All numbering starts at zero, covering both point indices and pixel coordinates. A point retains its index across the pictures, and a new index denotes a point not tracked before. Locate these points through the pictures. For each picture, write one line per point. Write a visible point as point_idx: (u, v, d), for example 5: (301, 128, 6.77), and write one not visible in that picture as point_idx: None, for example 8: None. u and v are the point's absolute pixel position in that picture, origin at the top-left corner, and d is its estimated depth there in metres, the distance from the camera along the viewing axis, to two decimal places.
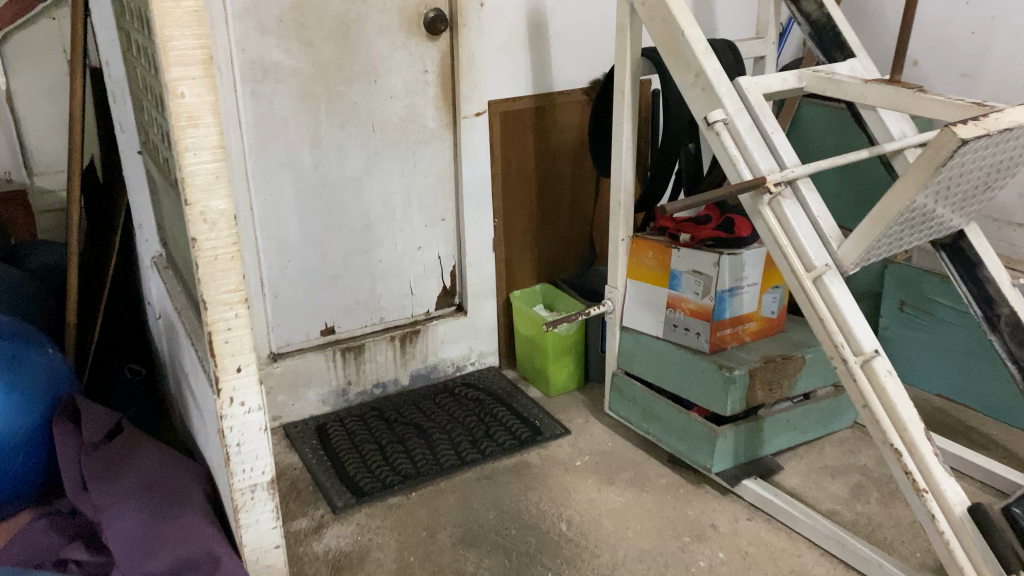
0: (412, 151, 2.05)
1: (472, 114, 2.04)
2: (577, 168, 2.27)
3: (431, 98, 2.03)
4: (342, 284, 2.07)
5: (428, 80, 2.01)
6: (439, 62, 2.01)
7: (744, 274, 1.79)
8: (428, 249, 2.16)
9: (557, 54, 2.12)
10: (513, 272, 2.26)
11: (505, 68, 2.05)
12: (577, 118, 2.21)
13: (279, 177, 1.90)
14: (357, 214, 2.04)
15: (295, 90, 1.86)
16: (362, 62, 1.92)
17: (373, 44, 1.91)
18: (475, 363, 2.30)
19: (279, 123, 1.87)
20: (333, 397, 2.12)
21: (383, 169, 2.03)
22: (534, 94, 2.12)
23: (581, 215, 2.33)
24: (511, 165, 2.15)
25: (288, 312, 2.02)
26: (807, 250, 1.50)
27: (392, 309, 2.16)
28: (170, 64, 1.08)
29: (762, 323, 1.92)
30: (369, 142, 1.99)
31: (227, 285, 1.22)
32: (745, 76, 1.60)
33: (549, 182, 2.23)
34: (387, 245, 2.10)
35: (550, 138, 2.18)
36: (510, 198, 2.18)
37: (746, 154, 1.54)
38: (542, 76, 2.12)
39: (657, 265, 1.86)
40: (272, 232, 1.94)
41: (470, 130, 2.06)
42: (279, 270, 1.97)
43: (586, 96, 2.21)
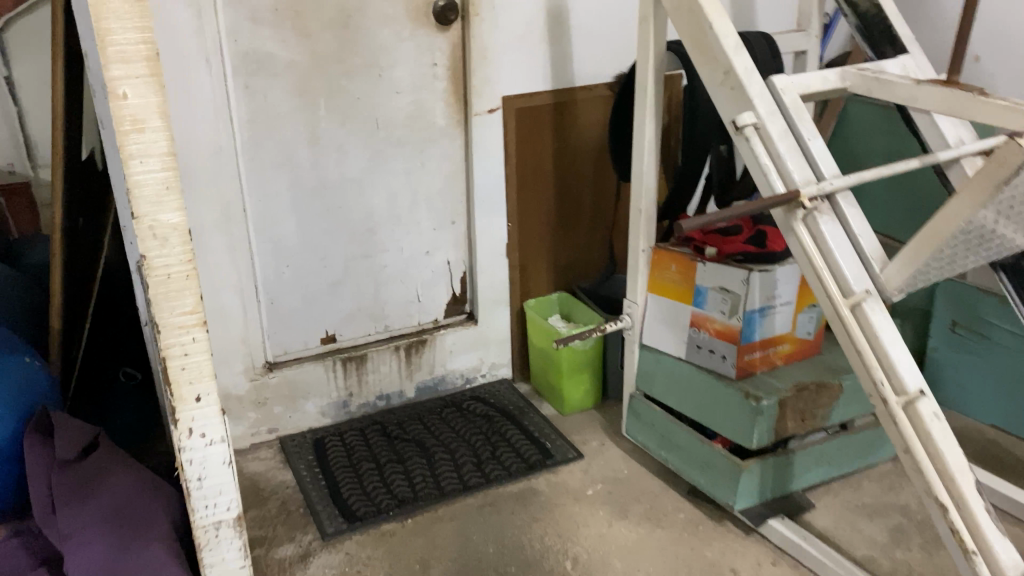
0: (420, 150, 1.92)
1: (483, 110, 1.90)
2: (600, 169, 2.11)
3: (440, 92, 1.89)
4: (344, 290, 1.95)
5: (437, 74, 1.87)
6: (449, 54, 1.86)
7: (777, 292, 1.63)
8: (437, 254, 2.03)
9: (579, 46, 1.95)
10: (529, 279, 2.12)
11: (522, 61, 1.90)
12: (601, 115, 2.05)
13: (274, 177, 1.79)
14: (359, 217, 1.91)
15: (291, 84, 1.74)
16: (365, 54, 1.78)
17: (377, 35, 1.78)
18: (486, 376, 2.17)
19: (273, 120, 1.75)
20: (333, 408, 1.99)
21: (387, 169, 1.90)
22: (553, 89, 1.97)
23: (604, 220, 2.17)
24: (527, 165, 2.00)
25: (285, 319, 1.90)
26: (846, 273, 1.33)
27: (398, 317, 2.03)
28: (108, 60, 0.95)
29: (795, 345, 1.75)
30: (371, 140, 1.86)
31: (182, 307, 1.09)
32: (781, 74, 1.43)
33: (568, 184, 2.08)
34: (393, 250, 1.97)
35: (571, 136, 2.03)
36: (525, 201, 2.04)
37: (779, 164, 1.37)
38: (563, 69, 1.96)
39: (681, 279, 1.70)
40: (269, 235, 1.82)
41: (482, 127, 1.91)
42: (275, 275, 1.86)
43: (611, 91, 2.05)
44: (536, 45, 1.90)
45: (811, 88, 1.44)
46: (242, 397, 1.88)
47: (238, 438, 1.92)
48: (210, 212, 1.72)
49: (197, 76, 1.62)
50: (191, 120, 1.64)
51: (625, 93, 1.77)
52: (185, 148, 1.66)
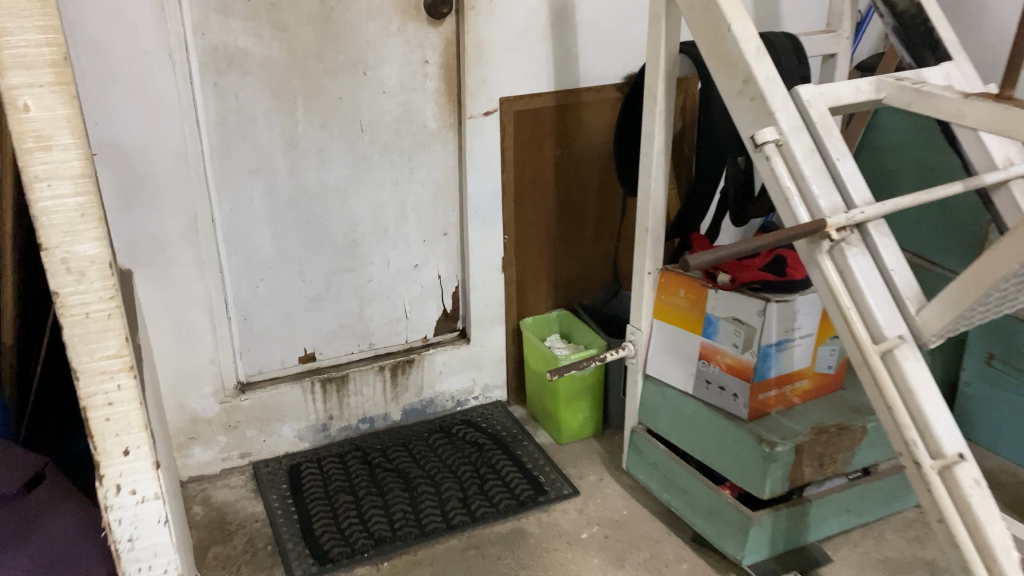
0: (409, 156, 1.77)
1: (479, 113, 1.74)
2: (606, 177, 1.94)
3: (431, 93, 1.73)
4: (324, 305, 1.80)
5: (429, 72, 1.71)
6: (442, 52, 1.70)
7: (797, 323, 1.47)
8: (427, 268, 1.89)
9: (586, 43, 1.78)
10: (526, 295, 1.96)
11: (522, 60, 1.74)
12: (608, 119, 1.88)
13: (247, 184, 1.64)
14: (342, 228, 1.76)
15: (266, 83, 1.59)
16: (348, 50, 1.62)
17: (362, 29, 1.62)
18: (479, 398, 2.01)
19: (247, 121, 1.60)
20: (311, 433, 1.85)
21: (373, 176, 1.75)
22: (556, 91, 1.80)
23: (610, 232, 2.00)
24: (526, 173, 1.84)
25: (261, 337, 1.76)
26: (877, 315, 1.16)
27: (383, 335, 1.89)
28: (5, 66, 0.81)
29: (815, 381, 1.58)
30: (355, 144, 1.71)
31: (105, 349, 0.94)
32: (807, 84, 1.26)
33: (571, 193, 1.91)
34: (378, 263, 1.83)
35: (574, 142, 1.87)
36: (524, 211, 1.88)
37: (803, 188, 1.20)
38: (567, 69, 1.79)
39: (690, 306, 1.54)
40: (242, 246, 1.68)
41: (477, 131, 1.75)
42: (249, 289, 1.71)
43: (620, 94, 1.88)
44: (538, 42, 1.74)
45: (842, 99, 1.27)
46: (211, 420, 1.75)
47: (208, 463, 1.78)
48: (176, 221, 1.58)
49: (159, 75, 1.47)
50: (154, 122, 1.50)
51: (634, 99, 1.59)
52: (148, 153, 1.51)
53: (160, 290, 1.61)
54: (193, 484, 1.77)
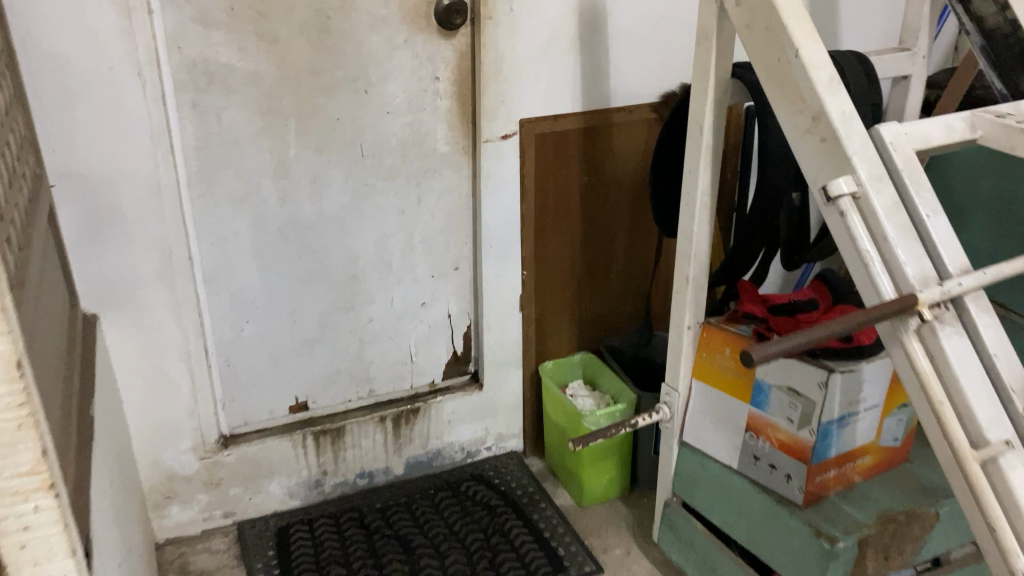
0: (416, 183, 1.55)
1: (497, 136, 1.53)
2: (639, 207, 1.72)
3: (442, 113, 1.52)
4: (318, 349, 1.60)
5: (440, 90, 1.50)
6: (455, 66, 1.50)
7: (862, 395, 1.26)
8: (435, 306, 1.67)
9: (620, 57, 1.56)
10: (546, 336, 1.75)
11: (546, 77, 1.52)
12: (642, 142, 1.66)
13: (231, 217, 1.44)
14: (338, 264, 1.55)
15: (252, 102, 1.38)
16: (348, 64, 1.42)
17: (363, 41, 1.41)
18: (492, 448, 1.81)
19: (230, 146, 1.39)
20: (303, 489, 1.66)
21: (376, 205, 1.54)
22: (584, 111, 1.58)
23: (642, 266, 1.78)
24: (548, 203, 1.63)
25: (247, 382, 1.57)
26: (978, 414, 0.94)
27: (385, 380, 1.68)
28: None
29: (879, 456, 1.37)
30: (355, 169, 1.50)
31: (15, 467, 0.75)
32: (889, 122, 1.04)
33: (599, 225, 1.70)
34: (380, 300, 1.61)
35: (603, 168, 1.65)
36: (545, 245, 1.66)
37: (886, 253, 0.99)
38: (597, 86, 1.57)
39: (735, 368, 1.33)
40: (225, 285, 1.48)
41: (494, 156, 1.54)
42: (233, 332, 1.52)
43: (656, 114, 1.65)
44: (565, 56, 1.52)
45: (931, 140, 1.05)
46: (190, 478, 1.56)
47: (188, 523, 1.60)
48: (148, 260, 1.39)
49: (126, 95, 1.27)
50: (122, 149, 1.30)
51: (676, 126, 1.36)
52: (114, 184, 1.32)
53: (131, 337, 1.42)
54: (170, 547, 1.59)
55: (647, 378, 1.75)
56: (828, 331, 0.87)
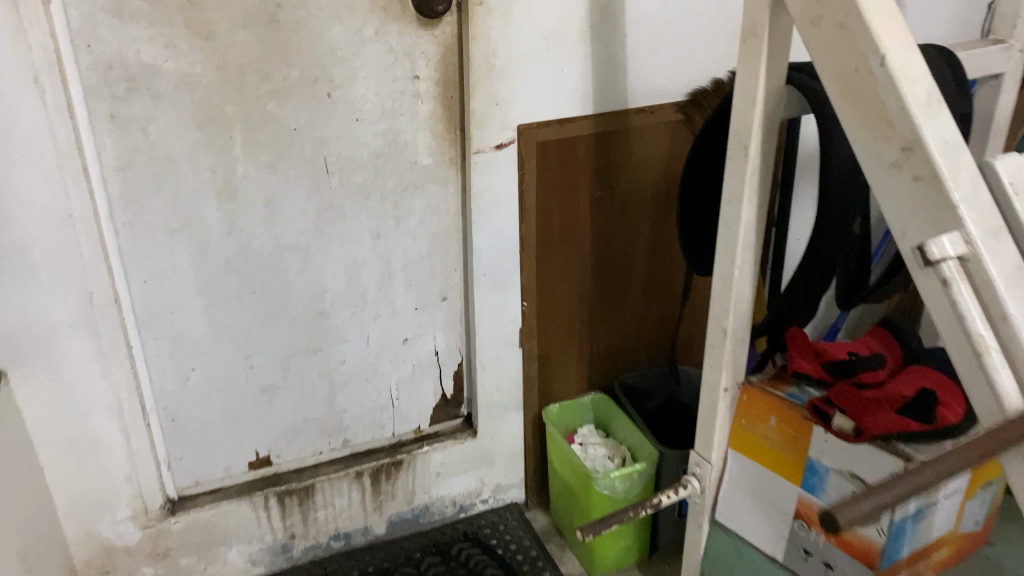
0: (394, 203, 1.30)
1: (491, 145, 1.26)
2: (661, 224, 1.45)
3: (424, 119, 1.26)
4: (281, 398, 1.35)
5: (420, 91, 1.24)
6: (438, 63, 1.23)
7: (944, 482, 1.01)
8: (420, 343, 1.42)
9: (641, 48, 1.28)
10: (552, 376, 1.49)
11: (550, 73, 1.25)
12: (665, 149, 1.39)
13: (166, 248, 1.18)
14: (301, 299, 1.30)
15: (185, 111, 1.12)
16: (306, 62, 1.15)
17: (324, 34, 1.14)
18: (489, 501, 1.57)
19: (161, 165, 1.13)
20: (268, 556, 1.43)
21: (345, 229, 1.28)
22: (596, 114, 1.31)
23: (664, 292, 1.52)
24: (553, 223, 1.37)
25: (196, 439, 1.32)
26: None
27: (362, 430, 1.44)
28: None
29: (956, 546, 1.12)
30: (319, 188, 1.24)
31: None
32: (1010, 153, 0.78)
33: (613, 247, 1.43)
34: (353, 339, 1.36)
35: (618, 181, 1.38)
36: (550, 272, 1.40)
37: (1009, 337, 0.73)
38: (613, 83, 1.30)
39: (783, 441, 1.08)
40: (162, 330, 1.23)
41: (487, 170, 1.28)
42: (175, 383, 1.27)
43: (682, 115, 1.38)
44: (574, 49, 1.25)
45: None
46: (131, 550, 1.33)
47: None
48: (63, 304, 1.13)
49: (20, 106, 1.01)
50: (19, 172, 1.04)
51: (714, 140, 1.09)
52: (13, 215, 1.06)
53: (48, 395, 1.18)
54: None
55: (669, 427, 1.51)
56: (936, 473, 0.62)
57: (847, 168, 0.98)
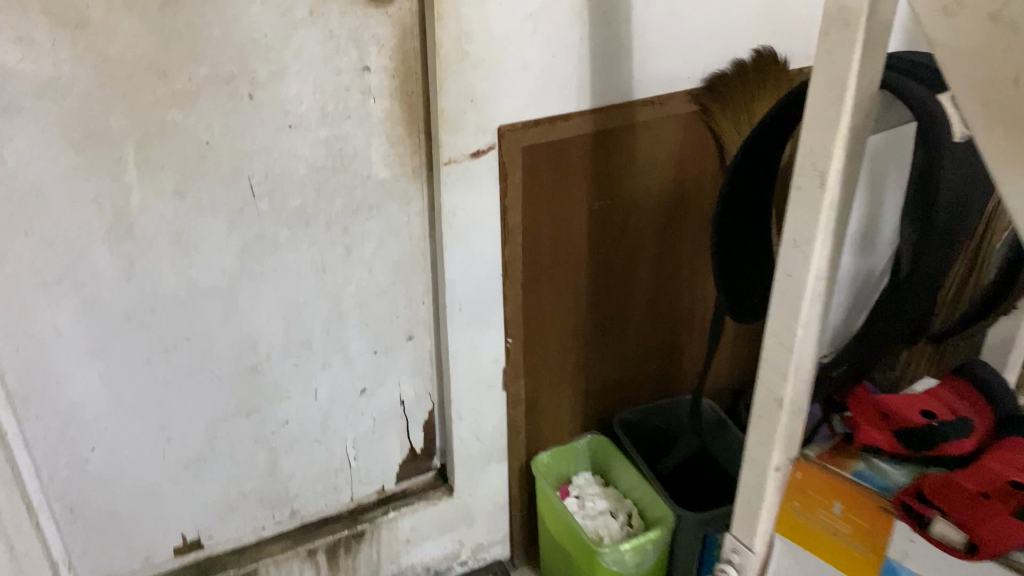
0: (342, 228, 1.02)
1: (465, 153, 1.00)
2: (671, 235, 1.20)
3: (378, 121, 0.98)
4: (210, 471, 1.09)
5: (372, 86, 0.96)
6: (395, 50, 0.95)
7: None
8: (382, 391, 1.16)
9: (649, 24, 1.02)
10: (542, 419, 1.24)
11: (538, 61, 0.98)
12: (676, 147, 1.13)
13: (44, 305, 0.90)
14: (228, 354, 1.03)
15: (55, 126, 0.83)
16: (219, 55, 0.86)
17: (240, 17, 0.85)
18: (469, 562, 1.33)
19: (26, 200, 0.84)
20: None
21: (282, 264, 1.01)
22: (594, 109, 1.05)
23: (673, 314, 1.27)
24: (543, 242, 1.11)
25: (103, 529, 1.06)
26: None
27: (314, 496, 1.18)
28: None
29: None
30: (245, 216, 0.96)
31: None
32: None
33: (613, 265, 1.18)
34: (299, 395, 1.10)
35: (620, 187, 1.13)
36: (538, 300, 1.15)
37: None
38: (615, 69, 1.03)
39: (853, 537, 0.85)
40: (47, 405, 0.95)
41: (460, 185, 1.02)
42: (70, 466, 1.00)
43: (697, 106, 1.12)
44: (568, 27, 0.98)
45: None
46: None
47: None
48: None
49: None
50: None
51: (761, 151, 0.84)
52: None
53: None
54: None
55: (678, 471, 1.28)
56: None
57: (949, 194, 0.74)
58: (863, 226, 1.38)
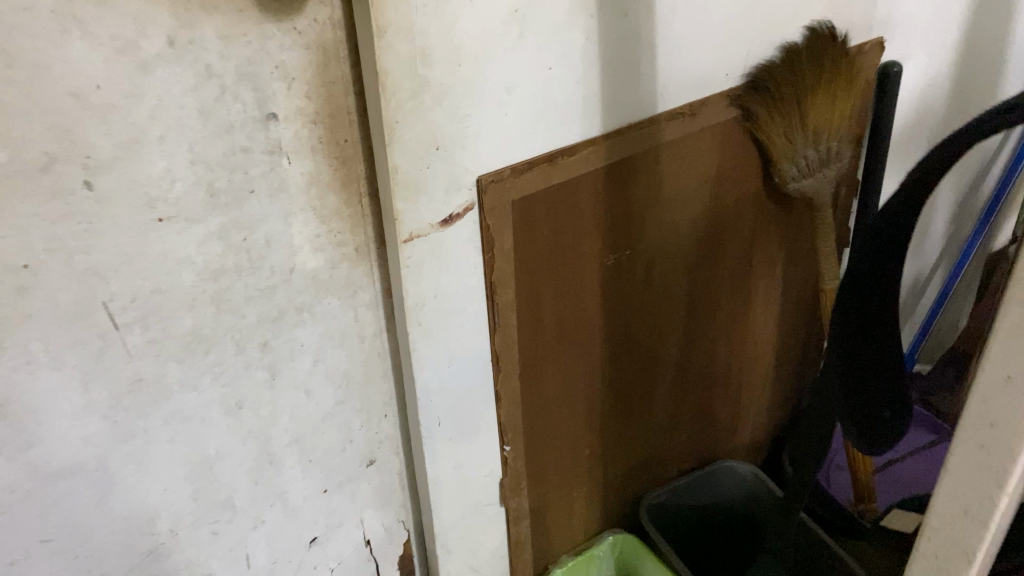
0: (259, 346, 0.69)
1: (433, 223, 0.68)
2: (704, 277, 0.91)
3: (299, 191, 0.65)
4: None
5: (284, 142, 0.62)
6: (314, 84, 0.62)
7: None
8: (341, 534, 0.85)
9: (678, 7, 0.71)
10: (553, 525, 0.96)
11: (529, 80, 0.66)
12: (711, 167, 0.83)
13: None
14: (113, 547, 0.70)
15: None
16: (23, 129, 0.51)
17: (49, 64, 0.51)
18: None
19: None
20: None
21: (176, 412, 0.68)
22: (607, 134, 0.74)
23: (706, 369, 0.99)
24: (546, 317, 0.80)
25: None
26: None
27: None
28: None
29: None
30: (109, 358, 0.62)
31: None
32: None
33: (634, 325, 0.88)
34: (227, 568, 0.78)
35: (642, 229, 0.82)
36: (543, 390, 0.85)
37: None
38: (632, 79, 0.72)
39: None
40: None
41: (428, 265, 0.70)
42: None
43: (737, 111, 0.82)
44: (569, 26, 0.66)
45: None
46: None
47: None
48: None
49: None
50: None
51: None
52: None
53: None
54: None
55: None
56: None
57: None
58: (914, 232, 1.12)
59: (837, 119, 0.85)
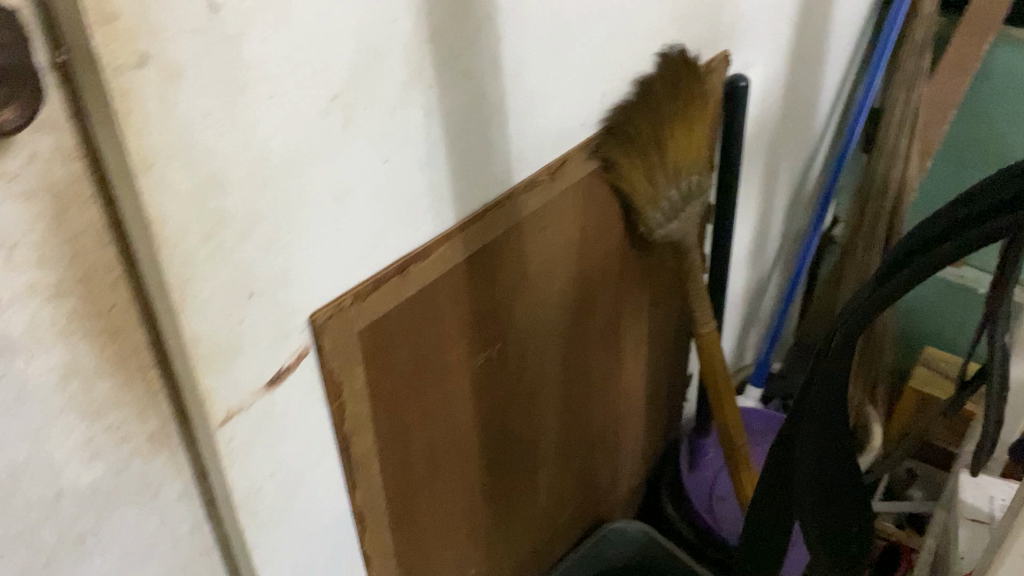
0: None
1: (256, 388, 0.49)
2: (576, 347, 0.78)
3: (52, 393, 0.44)
4: None
5: (18, 337, 0.41)
6: (51, 246, 0.41)
7: None
8: None
9: (529, 57, 0.56)
10: None
11: (361, 182, 0.49)
12: (575, 230, 0.70)
13: None
14: None
15: None
16: None
17: None
18: None
19: None
20: None
21: None
22: (462, 224, 0.58)
23: (584, 439, 0.87)
24: (413, 450, 0.64)
25: None
26: None
27: None
28: None
29: None
30: None
31: None
32: None
33: (509, 422, 0.74)
34: None
35: (509, 318, 0.68)
36: (418, 527, 0.69)
37: None
38: (484, 154, 0.57)
39: None
40: None
41: (260, 443, 0.51)
42: None
43: (596, 162, 0.69)
44: (404, 106, 0.49)
45: None
46: None
47: None
48: None
49: None
50: None
51: None
52: None
53: None
54: None
55: None
56: None
57: None
58: (756, 237, 1.06)
59: (695, 151, 0.75)
